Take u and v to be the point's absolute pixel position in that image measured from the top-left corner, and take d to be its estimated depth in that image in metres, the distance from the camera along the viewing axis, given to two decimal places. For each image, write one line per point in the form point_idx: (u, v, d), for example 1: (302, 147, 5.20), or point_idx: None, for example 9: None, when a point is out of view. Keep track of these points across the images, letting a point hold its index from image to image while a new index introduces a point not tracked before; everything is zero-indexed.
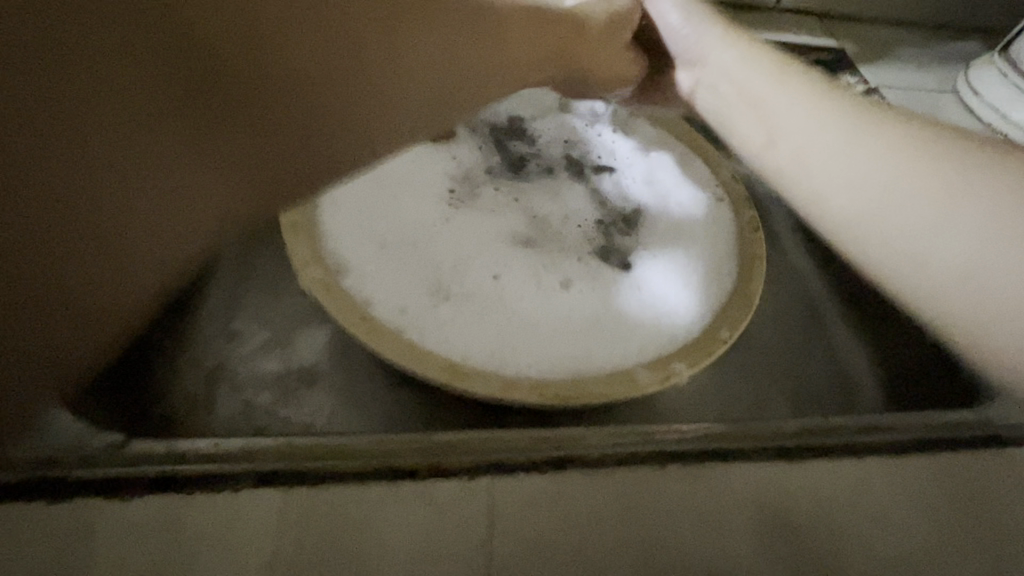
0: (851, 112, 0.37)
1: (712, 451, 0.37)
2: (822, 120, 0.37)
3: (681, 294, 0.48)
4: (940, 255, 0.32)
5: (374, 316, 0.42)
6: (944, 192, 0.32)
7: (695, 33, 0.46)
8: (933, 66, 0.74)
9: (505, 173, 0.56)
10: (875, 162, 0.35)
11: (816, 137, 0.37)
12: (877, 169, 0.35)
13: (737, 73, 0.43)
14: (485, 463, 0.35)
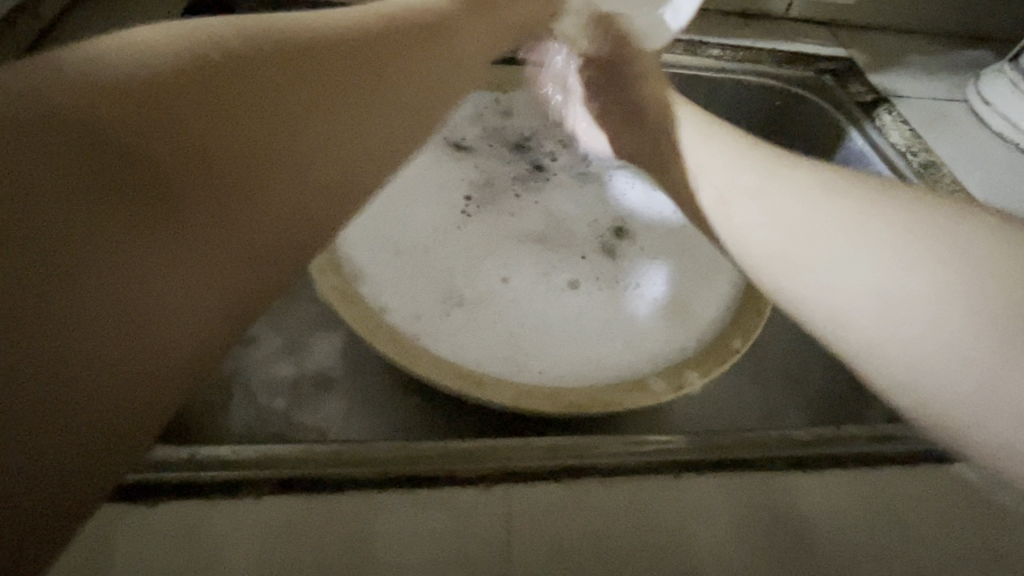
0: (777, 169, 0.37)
1: (724, 460, 0.37)
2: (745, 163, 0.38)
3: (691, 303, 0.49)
4: (899, 331, 0.28)
5: (389, 324, 0.43)
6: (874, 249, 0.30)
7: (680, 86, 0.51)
8: (942, 76, 0.75)
9: (517, 181, 0.57)
10: (809, 219, 0.33)
11: (771, 194, 0.35)
12: (863, 243, 0.30)
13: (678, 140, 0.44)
14: (500, 471, 0.35)
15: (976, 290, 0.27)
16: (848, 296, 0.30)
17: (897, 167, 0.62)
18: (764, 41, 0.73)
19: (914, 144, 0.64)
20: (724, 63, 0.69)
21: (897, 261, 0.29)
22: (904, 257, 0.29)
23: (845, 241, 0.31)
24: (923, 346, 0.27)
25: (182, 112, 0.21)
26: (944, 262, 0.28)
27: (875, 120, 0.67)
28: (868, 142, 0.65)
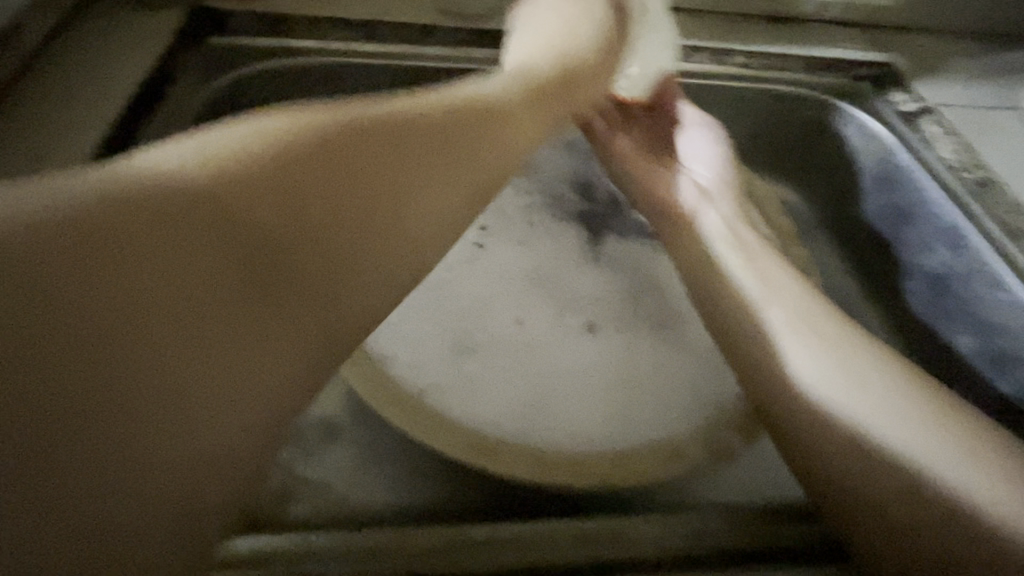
0: (781, 271, 0.42)
1: (777, 549, 0.33)
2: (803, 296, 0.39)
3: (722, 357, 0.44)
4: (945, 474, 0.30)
5: (395, 381, 0.39)
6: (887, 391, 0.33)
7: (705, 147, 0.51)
8: (991, 80, 0.69)
9: (529, 209, 0.52)
10: (838, 364, 0.35)
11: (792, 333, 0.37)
12: (872, 381, 0.34)
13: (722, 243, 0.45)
14: (521, 565, 0.30)
15: (952, 434, 0.31)
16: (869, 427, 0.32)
17: (948, 186, 0.56)
18: (797, 45, 0.67)
19: (968, 160, 0.58)
20: (752, 73, 0.65)
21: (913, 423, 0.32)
22: (918, 395, 0.33)
23: (875, 389, 0.33)
24: (955, 479, 0.30)
25: (269, 215, 0.24)
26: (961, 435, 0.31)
27: (920, 133, 0.61)
28: (913, 157, 0.59)
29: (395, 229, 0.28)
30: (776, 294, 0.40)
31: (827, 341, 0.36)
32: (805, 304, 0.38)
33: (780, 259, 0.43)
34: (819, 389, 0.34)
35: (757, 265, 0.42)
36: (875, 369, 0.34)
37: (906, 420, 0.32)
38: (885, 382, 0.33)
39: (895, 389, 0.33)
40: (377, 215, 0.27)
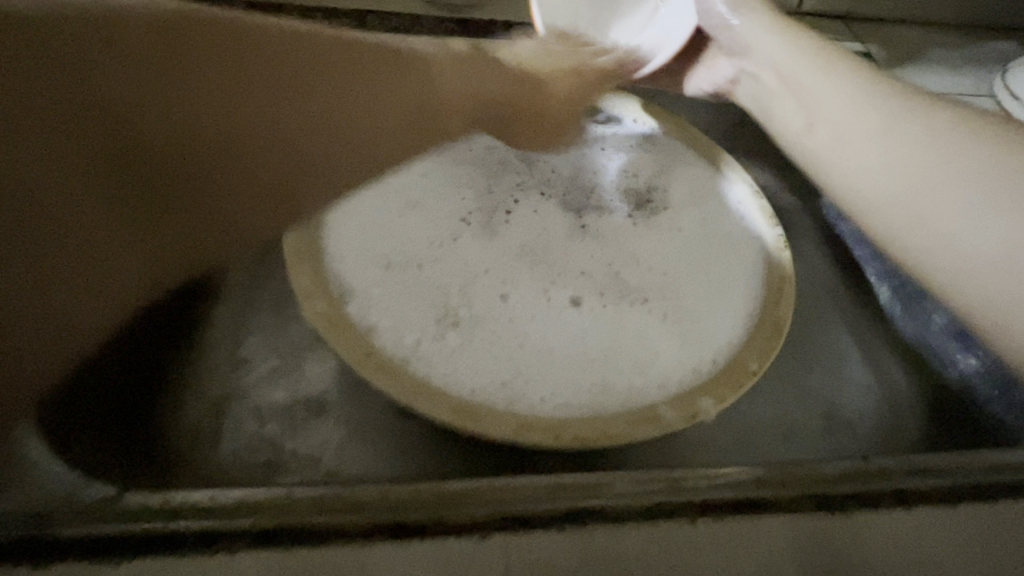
0: (868, 87, 0.40)
1: (748, 501, 0.33)
2: (862, 105, 0.40)
3: (885, 239, 0.38)
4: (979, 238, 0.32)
5: (380, 349, 0.40)
6: (982, 166, 0.33)
7: (742, 25, 0.50)
8: (966, 70, 0.70)
9: (513, 188, 0.54)
10: (928, 156, 0.35)
11: (892, 138, 0.37)
12: (937, 170, 0.35)
13: (782, 61, 0.46)
14: (497, 517, 0.31)
15: (1010, 194, 0.31)
16: (977, 226, 0.32)
17: None
18: None
19: None
20: None
21: (1014, 173, 0.32)
22: (913, 190, 0.36)
23: (942, 163, 0.34)
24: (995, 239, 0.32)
25: None
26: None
27: None
28: None
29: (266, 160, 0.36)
30: (839, 95, 0.41)
31: (890, 129, 0.38)
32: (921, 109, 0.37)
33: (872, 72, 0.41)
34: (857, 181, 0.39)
35: (804, 89, 0.44)
36: (935, 138, 0.35)
37: (951, 201, 0.33)
38: (954, 154, 0.34)
39: (960, 169, 0.34)
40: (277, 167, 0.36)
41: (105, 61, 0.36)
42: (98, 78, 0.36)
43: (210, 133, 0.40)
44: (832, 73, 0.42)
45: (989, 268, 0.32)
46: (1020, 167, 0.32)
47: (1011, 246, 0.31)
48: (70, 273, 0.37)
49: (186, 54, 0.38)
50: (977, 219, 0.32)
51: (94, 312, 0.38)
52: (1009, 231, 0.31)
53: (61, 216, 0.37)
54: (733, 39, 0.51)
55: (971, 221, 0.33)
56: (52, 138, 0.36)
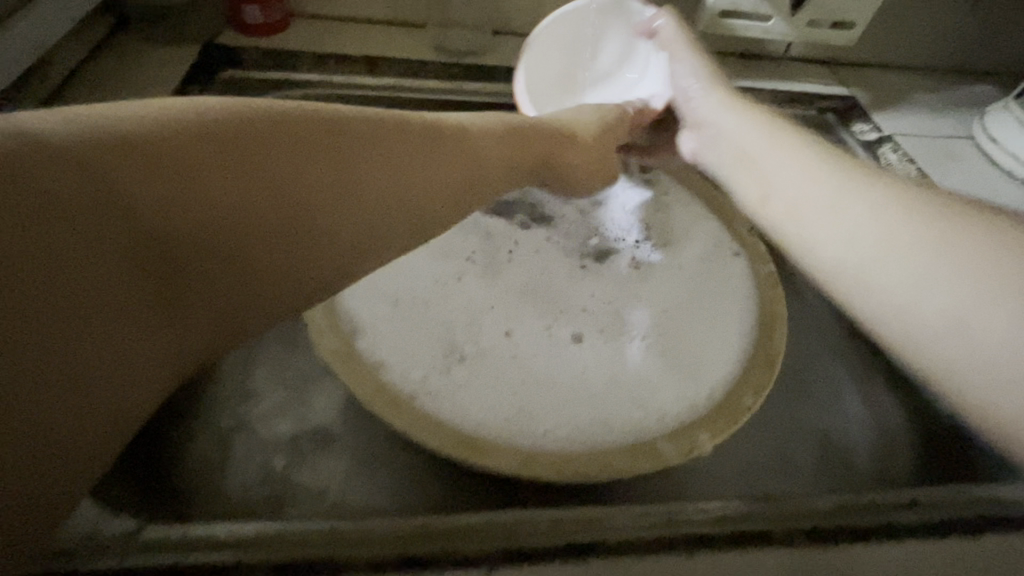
0: (832, 163, 0.39)
1: (743, 535, 0.35)
2: (808, 178, 0.38)
3: (846, 310, 0.35)
4: (931, 319, 0.30)
5: (389, 384, 0.41)
6: (941, 250, 0.30)
7: (700, 93, 0.50)
8: (947, 114, 0.74)
9: (516, 227, 0.56)
10: (888, 229, 0.33)
11: (844, 220, 0.35)
12: (891, 246, 0.32)
13: (733, 132, 0.46)
14: (502, 550, 0.33)
15: (981, 271, 0.29)
16: (917, 299, 0.31)
17: None
18: (763, 81, 0.72)
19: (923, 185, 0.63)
20: None
21: (958, 259, 0.30)
22: (886, 270, 0.32)
23: (908, 241, 0.32)
24: (958, 318, 0.29)
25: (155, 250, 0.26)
26: (983, 232, 0.30)
27: (881, 159, 0.66)
28: None
29: (323, 217, 0.31)
30: (789, 168, 0.40)
31: (842, 206, 0.36)
32: (871, 186, 0.36)
33: (820, 145, 0.41)
34: (806, 249, 0.37)
35: (756, 161, 0.43)
36: (899, 218, 0.33)
37: (943, 281, 0.30)
38: (918, 230, 0.32)
39: (930, 242, 0.31)
40: (291, 230, 0.30)
41: (150, 154, 0.25)
42: (131, 167, 0.25)
43: (310, 228, 0.30)
44: (778, 145, 0.42)
45: (962, 357, 0.29)
46: (961, 256, 0.30)
47: (958, 322, 0.29)
48: (82, 411, 0.25)
49: (234, 156, 0.27)
50: (942, 300, 0.29)
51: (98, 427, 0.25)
52: (952, 305, 0.29)
53: (101, 365, 0.25)
54: (689, 112, 0.52)
55: (949, 301, 0.29)
56: (53, 227, 0.23)
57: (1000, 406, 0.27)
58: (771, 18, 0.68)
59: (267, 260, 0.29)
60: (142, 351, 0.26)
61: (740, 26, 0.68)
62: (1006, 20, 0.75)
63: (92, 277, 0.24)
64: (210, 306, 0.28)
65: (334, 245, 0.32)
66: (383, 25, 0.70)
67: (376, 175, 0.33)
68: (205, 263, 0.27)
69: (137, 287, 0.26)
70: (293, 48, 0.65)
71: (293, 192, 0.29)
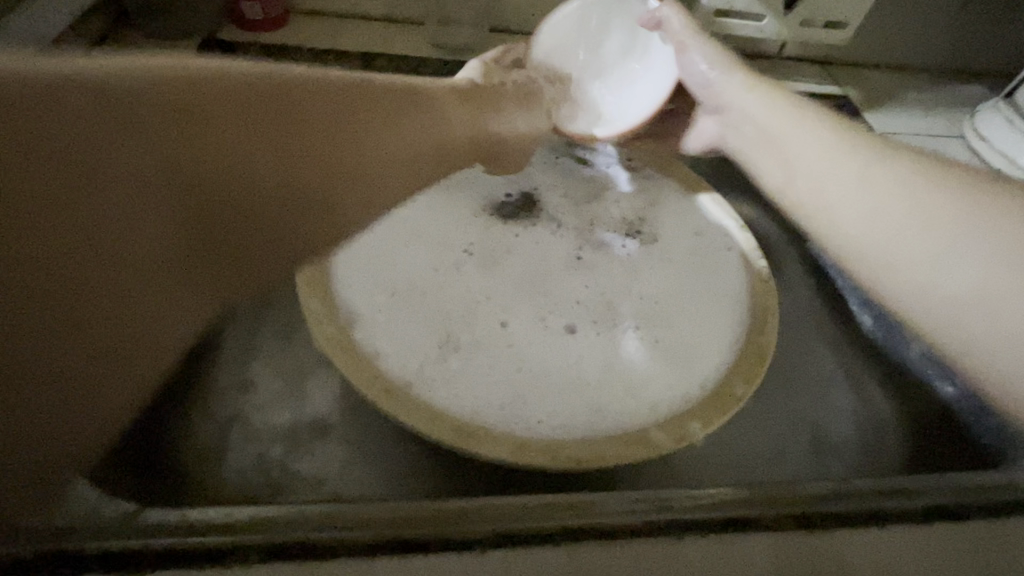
0: (859, 141, 0.38)
1: (733, 521, 0.35)
2: (832, 151, 0.38)
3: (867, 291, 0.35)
4: (952, 290, 0.29)
5: (384, 373, 0.42)
6: (958, 222, 0.30)
7: (716, 75, 0.49)
8: (938, 113, 0.75)
9: (512, 220, 0.57)
10: (905, 202, 0.32)
11: (867, 193, 0.35)
12: (910, 218, 0.32)
13: (756, 113, 0.45)
14: (493, 535, 0.33)
15: (1000, 244, 0.28)
16: (936, 276, 0.30)
17: None
18: None
19: None
20: None
21: (979, 234, 0.29)
22: (906, 242, 0.32)
23: (931, 210, 0.31)
24: (971, 296, 0.28)
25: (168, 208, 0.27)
26: (1015, 214, 0.29)
27: None
28: None
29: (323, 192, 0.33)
30: (813, 140, 0.39)
31: (867, 180, 0.35)
32: (898, 159, 0.35)
33: (846, 122, 0.40)
34: (826, 220, 0.37)
35: (779, 139, 0.43)
36: (926, 190, 0.32)
37: (961, 253, 0.29)
38: (944, 203, 0.31)
39: (947, 218, 0.30)
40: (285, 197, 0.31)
41: (176, 113, 0.26)
42: (145, 124, 0.25)
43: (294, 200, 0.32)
44: (804, 121, 0.41)
45: (975, 332, 0.28)
46: (985, 230, 0.29)
47: (976, 298, 0.28)
48: (97, 389, 0.25)
49: (221, 134, 0.28)
50: (962, 275, 0.29)
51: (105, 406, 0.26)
52: (969, 280, 0.29)
53: (116, 326, 0.25)
54: (707, 92, 0.51)
55: (964, 276, 0.29)
56: (77, 189, 0.23)
57: (1006, 380, 0.28)
58: (765, 17, 0.69)
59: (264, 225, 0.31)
60: (166, 316, 0.27)
61: (735, 24, 0.69)
62: (997, 20, 0.76)
63: (108, 248, 0.25)
64: (206, 283, 0.29)
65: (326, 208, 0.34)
66: (382, 21, 0.70)
67: (370, 146, 0.35)
68: (199, 237, 0.28)
69: (146, 252, 0.26)
70: (292, 43, 0.65)
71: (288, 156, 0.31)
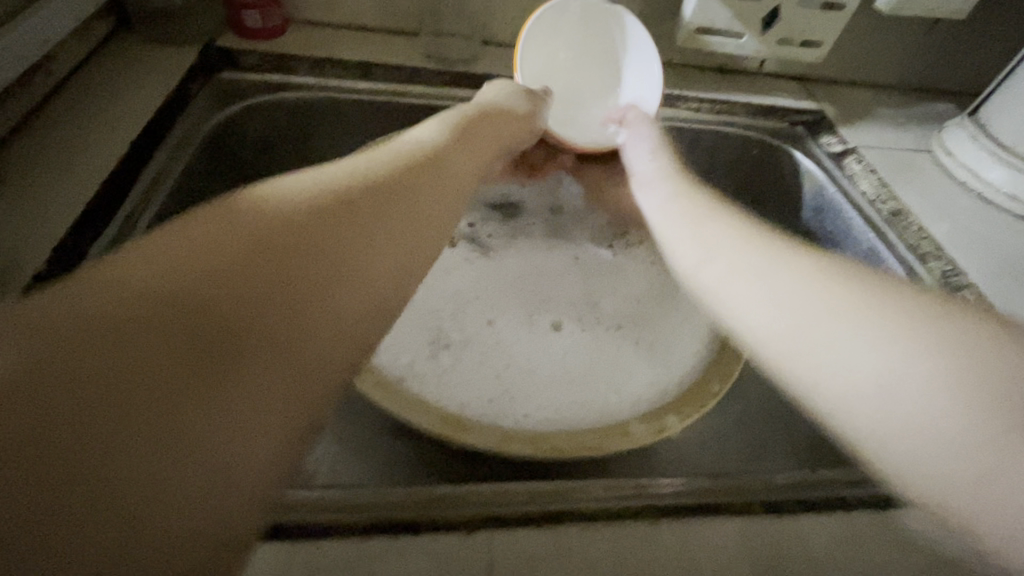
0: (780, 247, 0.33)
1: (702, 505, 0.37)
2: (744, 239, 0.35)
3: None
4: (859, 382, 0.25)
5: (376, 367, 0.43)
6: (913, 309, 0.26)
7: (651, 167, 0.47)
8: (908, 128, 0.79)
9: (501, 225, 0.60)
10: (807, 291, 0.29)
11: (793, 285, 0.30)
12: (813, 309, 0.29)
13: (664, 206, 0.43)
14: (482, 517, 0.35)
15: (963, 360, 0.24)
16: (863, 367, 0.26)
17: (869, 216, 0.65)
18: (738, 94, 0.77)
19: (883, 194, 0.67)
20: (701, 114, 0.73)
21: (908, 342, 0.25)
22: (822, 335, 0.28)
23: (843, 314, 0.28)
24: (915, 409, 0.24)
25: (223, 277, 0.23)
26: (971, 309, 0.25)
27: (846, 169, 0.70)
28: (836, 188, 0.68)
29: (411, 247, 0.30)
30: (722, 232, 0.36)
31: (761, 274, 0.32)
32: (813, 265, 0.31)
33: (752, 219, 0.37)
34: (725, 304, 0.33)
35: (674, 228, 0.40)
36: (831, 302, 0.28)
37: (921, 349, 0.25)
38: (868, 309, 0.27)
39: (887, 324, 0.26)
40: (335, 267, 0.26)
41: (265, 216, 0.26)
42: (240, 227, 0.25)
43: (279, 298, 0.24)
44: (714, 210, 0.39)
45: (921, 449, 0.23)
46: (927, 340, 0.25)
47: (897, 394, 0.24)
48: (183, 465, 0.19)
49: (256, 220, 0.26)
50: (901, 379, 0.24)
51: (197, 522, 0.19)
52: (885, 374, 0.25)
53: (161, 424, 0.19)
54: (638, 177, 0.48)
55: (887, 377, 0.25)
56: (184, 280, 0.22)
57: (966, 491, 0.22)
58: (745, 35, 0.72)
59: (298, 312, 0.24)
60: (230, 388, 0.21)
61: (715, 42, 0.72)
62: (960, 41, 0.80)
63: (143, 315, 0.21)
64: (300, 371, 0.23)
65: (379, 270, 0.28)
66: (379, 33, 0.73)
67: (433, 204, 0.33)
68: (208, 342, 0.21)
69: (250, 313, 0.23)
70: (291, 52, 0.67)
71: (346, 225, 0.28)
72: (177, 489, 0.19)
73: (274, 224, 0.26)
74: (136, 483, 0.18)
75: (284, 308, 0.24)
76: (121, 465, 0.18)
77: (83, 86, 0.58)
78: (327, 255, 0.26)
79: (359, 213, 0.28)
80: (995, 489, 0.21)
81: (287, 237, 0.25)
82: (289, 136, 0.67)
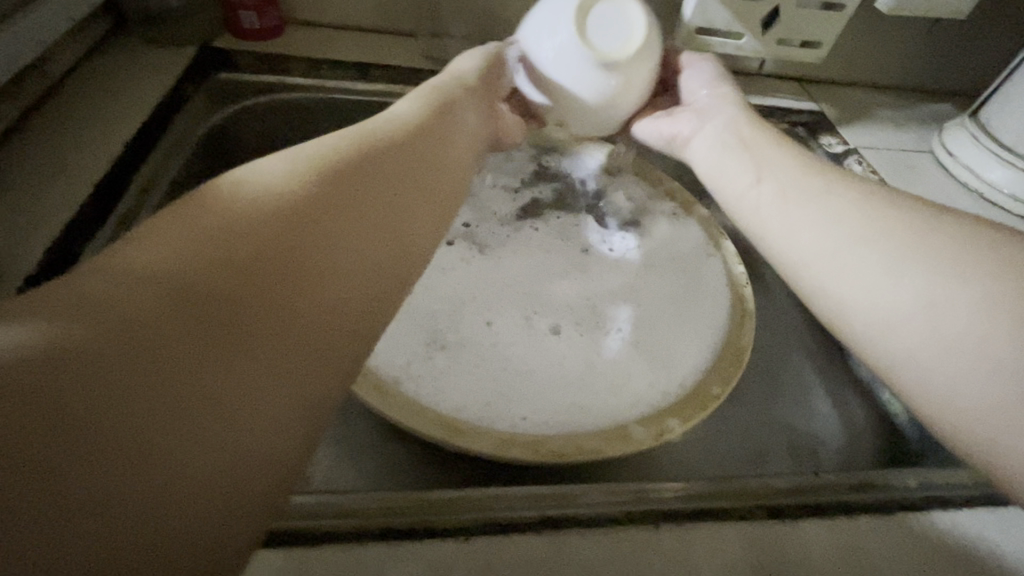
0: (829, 178, 0.39)
1: (702, 510, 0.37)
2: (794, 170, 0.40)
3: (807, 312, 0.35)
4: (886, 298, 0.32)
5: (371, 369, 0.43)
6: (960, 274, 0.31)
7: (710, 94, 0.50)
8: (910, 130, 0.78)
9: (499, 225, 0.59)
10: (853, 212, 0.36)
11: (834, 223, 0.36)
12: (872, 228, 0.34)
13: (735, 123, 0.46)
14: (480, 523, 0.34)
15: (987, 284, 0.30)
16: (890, 287, 0.32)
17: None
18: None
19: None
20: None
21: (934, 259, 0.32)
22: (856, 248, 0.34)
23: (882, 240, 0.34)
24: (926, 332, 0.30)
25: (237, 277, 0.23)
26: (986, 242, 0.32)
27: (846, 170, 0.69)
28: None
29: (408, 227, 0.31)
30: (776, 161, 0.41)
31: (836, 213, 0.36)
32: (866, 199, 0.36)
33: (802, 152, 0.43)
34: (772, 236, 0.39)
35: (750, 143, 0.44)
36: (887, 228, 0.34)
37: (960, 276, 0.31)
38: (902, 235, 0.33)
39: (905, 250, 0.33)
40: (340, 255, 0.27)
41: (270, 211, 0.26)
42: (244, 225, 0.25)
43: (294, 288, 0.24)
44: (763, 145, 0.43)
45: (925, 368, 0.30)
46: (948, 262, 0.31)
47: (928, 309, 0.31)
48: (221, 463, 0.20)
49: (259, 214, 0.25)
50: (935, 307, 0.30)
51: (243, 512, 0.20)
52: (910, 298, 0.31)
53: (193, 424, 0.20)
54: (695, 101, 0.51)
55: (908, 299, 0.31)
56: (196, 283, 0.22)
57: (961, 406, 0.29)
58: (744, 36, 0.71)
59: (312, 295, 0.25)
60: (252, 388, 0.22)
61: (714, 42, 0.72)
62: (961, 42, 0.80)
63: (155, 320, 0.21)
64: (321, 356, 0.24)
65: (382, 253, 0.29)
66: (376, 35, 0.73)
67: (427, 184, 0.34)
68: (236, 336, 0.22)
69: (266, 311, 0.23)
70: (286, 54, 0.67)
71: (347, 211, 0.28)
72: (224, 483, 0.20)
73: (281, 219, 0.26)
74: (180, 486, 0.19)
75: (297, 300, 0.24)
76: (172, 462, 0.19)
77: (76, 87, 0.58)
78: (330, 245, 0.27)
79: (359, 199, 0.29)
80: (1001, 412, 0.28)
81: (293, 229, 0.26)
82: (287, 137, 0.66)
